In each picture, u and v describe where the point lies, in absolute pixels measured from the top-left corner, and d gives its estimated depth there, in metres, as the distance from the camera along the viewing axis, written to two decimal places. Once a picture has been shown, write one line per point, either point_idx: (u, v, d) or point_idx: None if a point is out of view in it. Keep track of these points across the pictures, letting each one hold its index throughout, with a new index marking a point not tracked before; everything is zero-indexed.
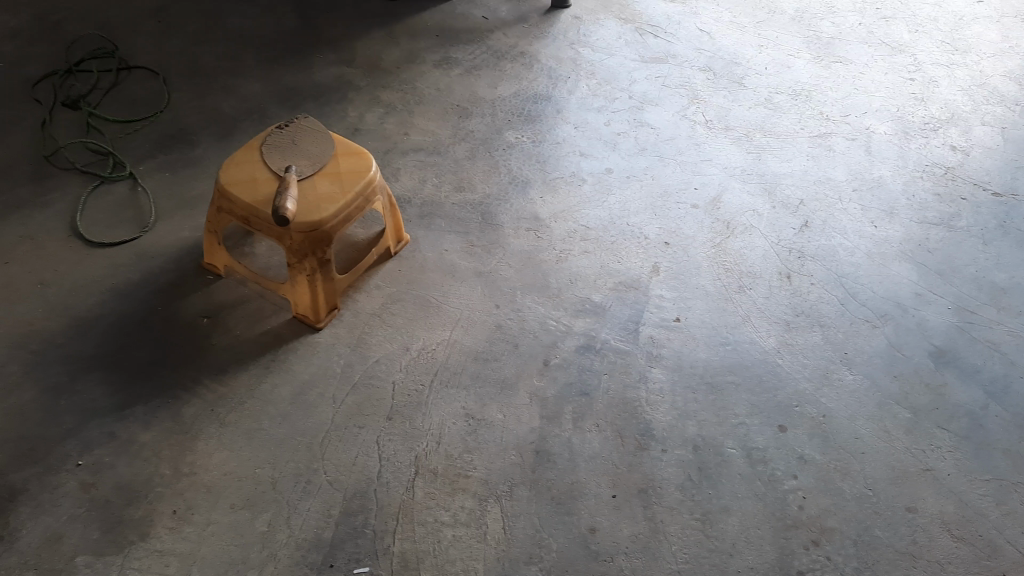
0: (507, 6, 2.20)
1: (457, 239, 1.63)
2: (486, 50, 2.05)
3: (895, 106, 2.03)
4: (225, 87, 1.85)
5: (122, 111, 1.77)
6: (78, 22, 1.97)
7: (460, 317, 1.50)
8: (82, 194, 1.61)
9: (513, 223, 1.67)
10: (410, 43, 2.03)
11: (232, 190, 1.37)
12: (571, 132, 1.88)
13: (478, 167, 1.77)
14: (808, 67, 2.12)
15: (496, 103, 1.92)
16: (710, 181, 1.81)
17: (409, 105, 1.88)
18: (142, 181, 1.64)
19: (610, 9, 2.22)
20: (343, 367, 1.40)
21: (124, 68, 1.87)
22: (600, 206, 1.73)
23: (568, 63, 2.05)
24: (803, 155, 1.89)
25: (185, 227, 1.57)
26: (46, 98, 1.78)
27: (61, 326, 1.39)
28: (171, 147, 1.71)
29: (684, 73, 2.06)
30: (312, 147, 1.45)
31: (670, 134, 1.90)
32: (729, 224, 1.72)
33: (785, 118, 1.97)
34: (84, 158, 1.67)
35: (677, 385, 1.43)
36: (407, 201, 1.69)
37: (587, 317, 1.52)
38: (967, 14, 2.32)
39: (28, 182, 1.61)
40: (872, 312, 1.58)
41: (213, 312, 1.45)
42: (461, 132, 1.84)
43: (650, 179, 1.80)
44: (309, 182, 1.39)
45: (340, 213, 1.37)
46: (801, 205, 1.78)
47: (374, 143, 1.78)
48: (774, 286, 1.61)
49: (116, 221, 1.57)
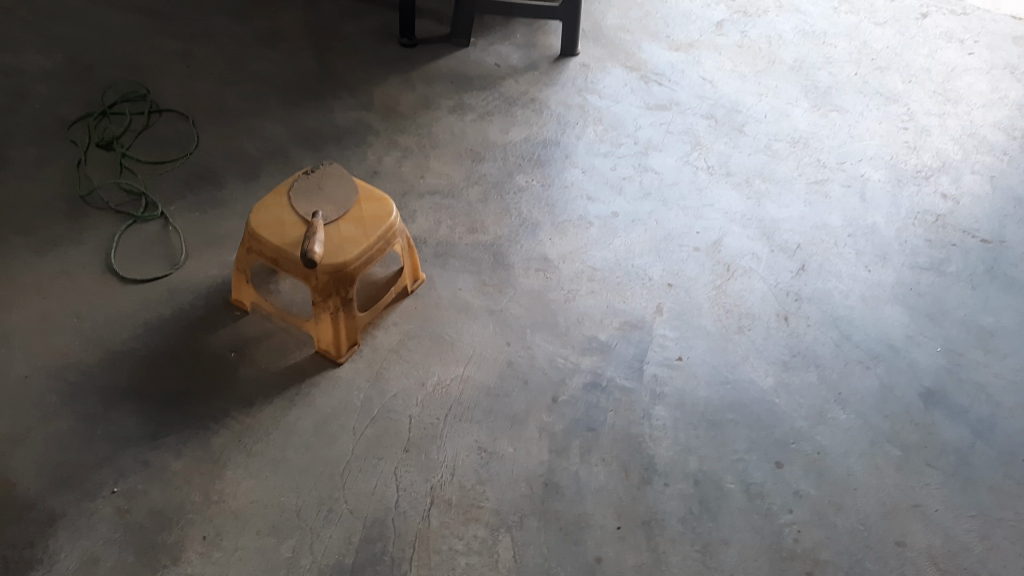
0: (518, 53, 2.30)
1: (470, 279, 1.71)
2: (498, 96, 2.14)
3: (889, 154, 2.12)
4: (251, 130, 1.94)
5: (153, 152, 1.86)
6: (109, 63, 2.06)
7: (473, 354, 1.57)
8: (116, 232, 1.69)
9: (523, 264, 1.76)
10: (426, 89, 2.13)
11: (262, 233, 1.45)
12: (579, 177, 1.97)
13: (491, 209, 1.86)
14: (805, 115, 2.21)
15: (508, 148, 2.01)
16: (711, 225, 1.89)
17: (425, 149, 1.97)
18: (173, 220, 1.73)
19: (617, 57, 2.32)
20: (362, 401, 1.47)
21: (155, 110, 1.96)
22: (605, 247, 1.81)
23: (576, 110, 2.14)
24: (800, 201, 1.97)
25: (213, 264, 1.66)
26: (81, 138, 1.87)
27: (97, 359, 1.47)
28: (200, 188, 1.80)
29: (686, 120, 2.15)
30: (337, 192, 1.54)
31: (673, 179, 1.99)
32: (729, 266, 1.81)
33: (782, 165, 2.06)
34: (118, 197, 1.76)
35: (679, 422, 1.51)
36: (423, 241, 1.78)
37: (594, 355, 1.60)
38: (959, 64, 2.42)
39: (64, 220, 1.70)
40: (864, 353, 1.66)
41: (239, 347, 1.53)
42: (474, 175, 1.93)
43: (654, 223, 1.88)
44: (334, 226, 1.48)
45: (362, 255, 1.45)
46: (798, 249, 1.86)
47: (392, 185, 1.87)
48: (772, 327, 1.69)
49: (148, 258, 1.65)
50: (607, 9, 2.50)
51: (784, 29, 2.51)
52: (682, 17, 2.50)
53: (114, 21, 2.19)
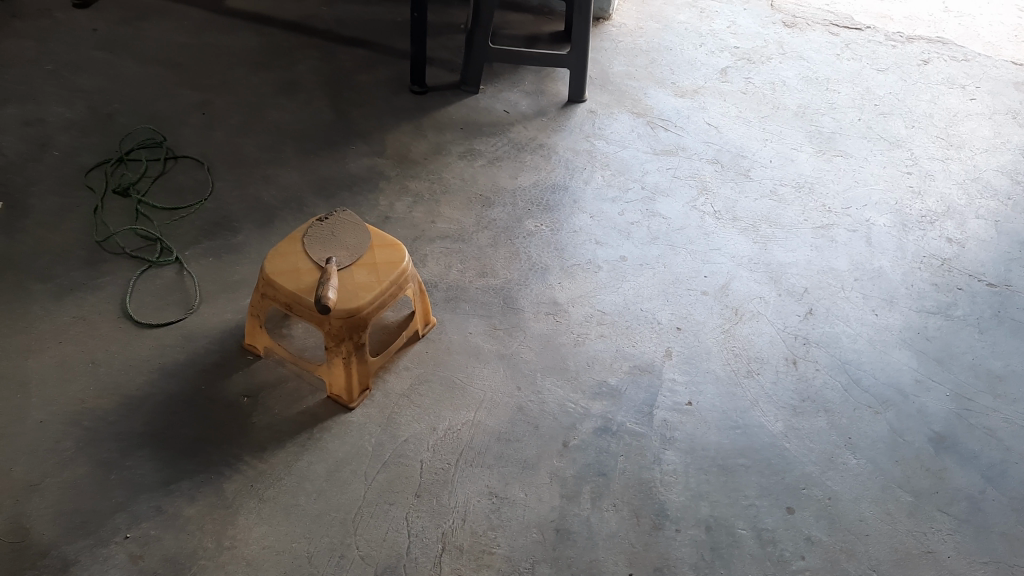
0: (527, 99, 2.34)
1: (480, 322, 1.73)
2: (507, 142, 2.18)
3: (893, 199, 2.14)
4: (265, 177, 1.97)
5: (169, 198, 1.90)
6: (127, 111, 2.10)
7: (484, 399, 1.58)
8: (132, 278, 1.71)
9: (533, 307, 1.77)
10: (437, 135, 2.17)
11: (276, 279, 1.48)
12: (588, 222, 1.98)
13: (501, 254, 1.88)
14: (810, 160, 2.24)
15: (517, 193, 2.04)
16: (719, 269, 1.91)
17: (436, 194, 2.00)
18: (188, 266, 1.75)
19: (624, 103, 2.36)
20: (374, 446, 1.48)
21: (171, 157, 1.99)
22: (614, 291, 1.83)
23: (584, 155, 2.17)
24: (806, 246, 1.99)
25: (228, 310, 1.68)
26: (99, 185, 1.90)
27: (113, 405, 1.49)
28: (215, 234, 1.82)
29: (693, 165, 2.18)
30: (350, 238, 1.57)
31: (681, 224, 2.01)
32: (737, 310, 1.82)
33: (789, 210, 2.08)
34: (134, 243, 1.79)
35: (690, 466, 1.51)
36: (434, 285, 1.79)
37: (604, 400, 1.61)
38: (961, 110, 2.45)
39: (81, 266, 1.72)
40: (873, 398, 1.67)
41: (253, 392, 1.54)
42: (484, 220, 1.95)
43: (662, 267, 1.90)
44: (347, 271, 1.50)
45: (375, 301, 1.47)
46: (806, 293, 1.88)
47: (403, 230, 1.89)
48: (781, 371, 1.70)
49: (164, 303, 1.67)
50: (613, 56, 2.53)
51: (788, 76, 2.53)
52: (687, 64, 2.53)
53: (132, 70, 2.23)
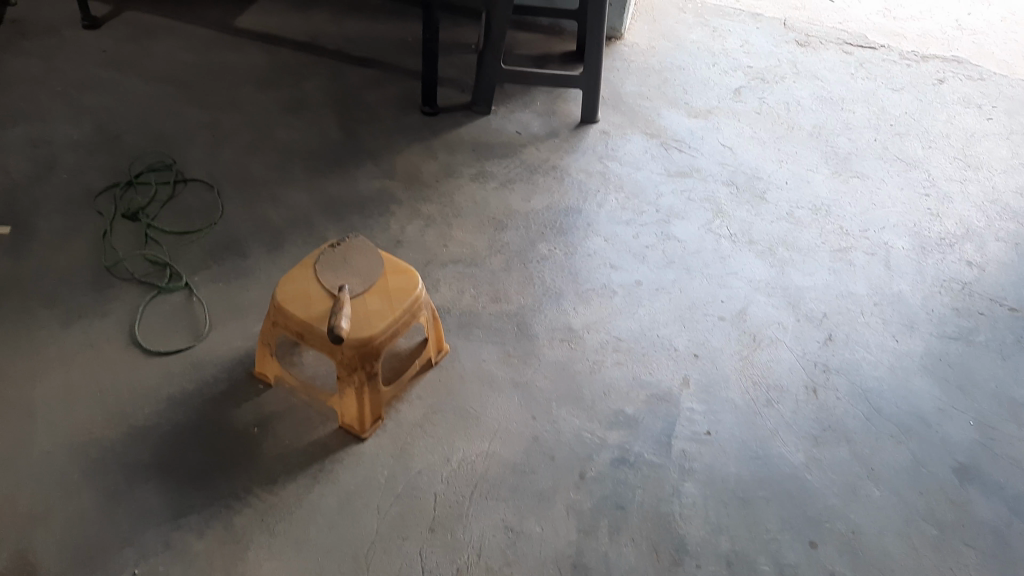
0: (539, 120, 2.31)
1: (494, 349, 1.70)
2: (520, 163, 2.15)
3: (911, 222, 2.11)
4: (275, 199, 1.95)
5: (178, 221, 1.87)
6: (135, 132, 2.08)
7: (498, 428, 1.55)
8: (140, 303, 1.69)
9: (548, 334, 1.74)
10: (448, 156, 2.14)
11: (288, 307, 1.45)
12: (602, 245, 1.95)
13: (514, 278, 1.85)
14: (826, 182, 2.21)
15: (530, 216, 2.01)
16: (736, 294, 1.88)
17: (448, 217, 1.97)
18: (197, 291, 1.73)
19: (637, 124, 2.33)
20: (387, 478, 1.45)
21: (180, 179, 1.97)
22: (629, 317, 1.80)
23: (597, 177, 2.14)
24: (824, 269, 1.96)
25: (237, 336, 1.65)
26: (107, 207, 1.88)
27: (120, 434, 1.46)
28: (224, 258, 1.80)
29: (708, 187, 2.15)
30: (363, 264, 1.54)
31: (696, 247, 1.98)
32: (755, 337, 1.79)
33: (805, 233, 2.05)
34: (142, 267, 1.76)
35: (709, 499, 1.48)
36: (446, 310, 1.77)
37: (621, 429, 1.57)
38: (978, 130, 2.42)
39: (89, 291, 1.70)
40: (896, 426, 1.63)
41: (263, 421, 1.52)
42: (497, 244, 1.92)
43: (678, 292, 1.87)
44: (360, 299, 1.48)
45: (388, 329, 1.45)
46: (824, 318, 1.85)
47: (415, 255, 1.87)
48: (801, 400, 1.67)
49: (172, 330, 1.65)
50: (625, 76, 2.51)
51: (802, 96, 2.50)
52: (700, 84, 2.50)
53: (140, 90, 2.21)
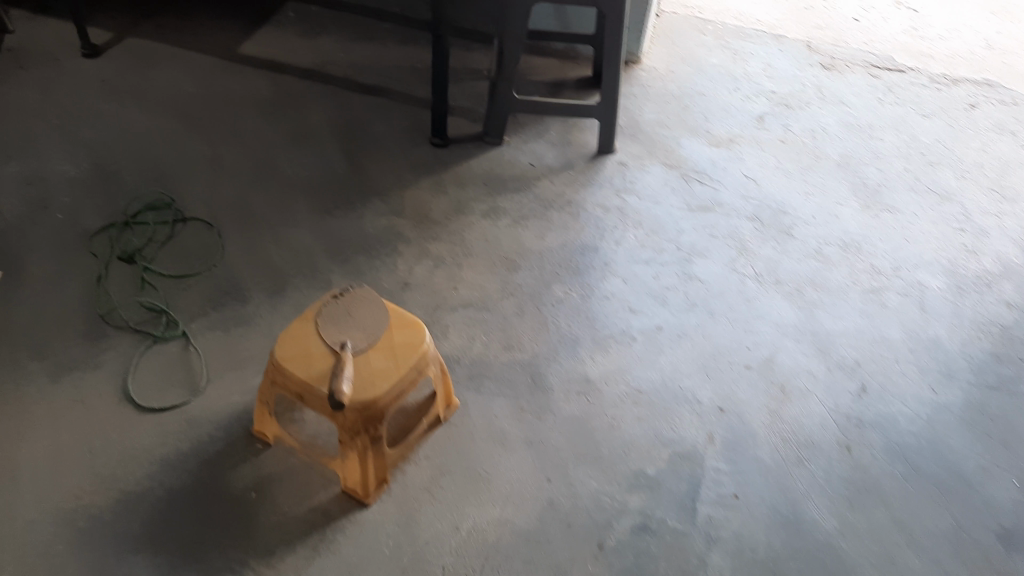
0: (553, 150, 2.22)
1: (506, 403, 1.60)
2: (533, 198, 2.06)
3: (946, 259, 2.00)
4: (277, 239, 1.87)
5: (176, 264, 1.79)
6: (133, 168, 2.00)
7: (511, 493, 1.46)
8: (135, 354, 1.61)
9: (564, 386, 1.64)
10: (458, 191, 2.05)
11: (286, 366, 1.37)
12: (620, 287, 1.86)
13: (528, 324, 1.75)
14: (855, 216, 2.10)
15: (544, 255, 1.91)
16: (763, 339, 1.77)
17: (458, 257, 1.88)
18: (195, 340, 1.64)
19: (656, 154, 2.23)
20: (392, 549, 1.35)
21: (180, 218, 1.88)
22: (650, 366, 1.69)
23: (615, 212, 2.05)
24: (855, 312, 1.86)
25: (235, 391, 1.56)
26: (102, 250, 1.80)
27: (110, 501, 1.37)
28: (223, 304, 1.71)
29: (732, 222, 2.05)
30: (367, 317, 1.45)
31: (720, 288, 1.88)
32: (784, 388, 1.68)
33: (835, 272, 1.95)
34: (138, 314, 1.68)
35: (737, 571, 1.37)
36: (456, 360, 1.67)
37: (642, 492, 1.47)
38: (1013, 159, 2.31)
39: (81, 341, 1.62)
40: (936, 488, 1.53)
41: (261, 486, 1.42)
42: (509, 286, 1.83)
43: (702, 338, 1.76)
44: (363, 356, 1.38)
45: (393, 389, 1.36)
46: (857, 367, 1.74)
47: (423, 299, 1.78)
48: (834, 459, 1.56)
49: (168, 384, 1.56)
50: (643, 103, 2.41)
51: (829, 122, 2.39)
52: (722, 110, 2.40)
53: (140, 122, 2.13)
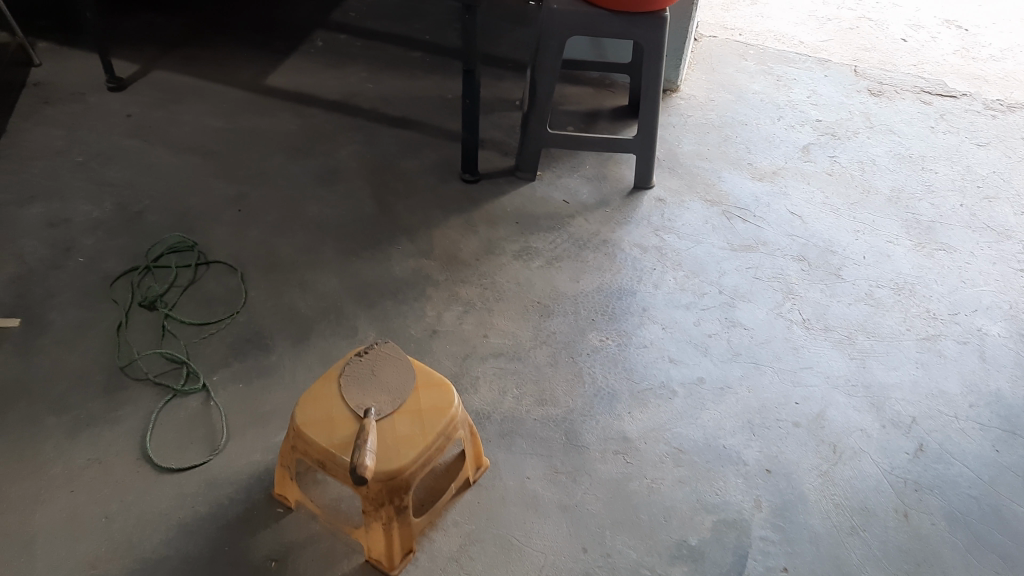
0: (588, 186, 2.13)
1: (540, 463, 1.52)
2: (567, 237, 1.97)
3: (1007, 302, 1.88)
4: (303, 283, 1.80)
5: (198, 311, 1.73)
6: (158, 209, 1.95)
7: (544, 564, 1.37)
8: (154, 409, 1.55)
9: (600, 444, 1.55)
10: (489, 231, 1.97)
11: (307, 432, 1.30)
12: (659, 334, 1.77)
13: (562, 375, 1.67)
14: (908, 256, 1.99)
15: (579, 299, 1.83)
16: (812, 393, 1.67)
17: (489, 302, 1.80)
18: (215, 393, 1.58)
19: (696, 189, 2.14)
20: None
21: (203, 262, 1.83)
22: (692, 423, 1.60)
23: (653, 252, 1.96)
24: (910, 362, 1.75)
25: (256, 449, 1.50)
26: (123, 296, 1.75)
27: (123, 569, 1.31)
28: (246, 354, 1.65)
29: (777, 263, 1.95)
30: (393, 378, 1.38)
31: (765, 336, 1.78)
32: (836, 448, 1.58)
33: (888, 317, 1.84)
34: (158, 365, 1.62)
35: None
36: (487, 416, 1.59)
37: (684, 564, 1.38)
38: None
39: (100, 394, 1.56)
40: (1002, 561, 1.41)
41: (281, 554, 1.35)
42: (542, 334, 1.75)
43: (746, 392, 1.67)
44: (388, 421, 1.31)
45: (419, 458, 1.28)
46: (913, 424, 1.63)
47: (452, 348, 1.70)
48: (891, 527, 1.46)
49: (187, 441, 1.50)
50: (682, 133, 2.32)
51: (878, 153, 2.28)
52: (765, 141, 2.30)
53: (165, 160, 2.09)
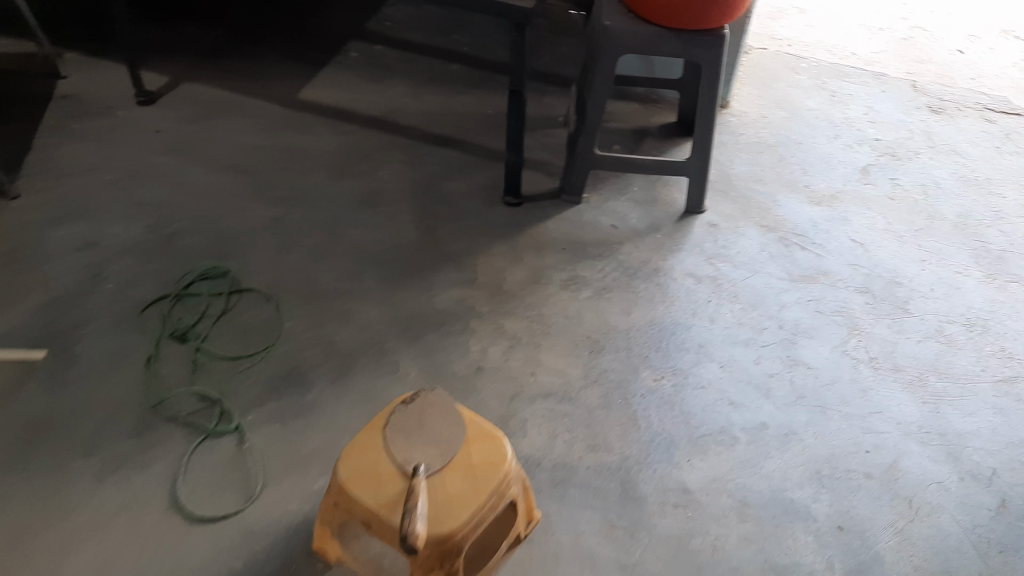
0: (637, 210, 2.03)
1: (594, 517, 1.42)
2: (617, 266, 1.87)
3: None
4: (341, 314, 1.72)
5: (232, 343, 1.65)
6: (191, 232, 1.87)
7: None
8: (186, 452, 1.46)
9: (658, 497, 1.45)
10: (535, 258, 1.87)
11: (352, 489, 1.21)
12: (717, 373, 1.66)
13: (616, 418, 1.57)
14: (979, 289, 1.87)
15: (631, 334, 1.73)
16: (884, 441, 1.56)
17: (536, 336, 1.71)
18: (250, 435, 1.49)
19: (750, 215, 2.03)
20: None
21: (236, 290, 1.75)
22: (756, 473, 1.50)
23: (708, 282, 1.85)
24: (987, 408, 1.63)
25: (294, 497, 1.41)
26: (153, 327, 1.66)
27: None
28: (283, 391, 1.57)
29: (840, 295, 1.84)
30: (442, 428, 1.27)
31: (831, 377, 1.67)
32: (912, 503, 1.47)
33: (961, 357, 1.72)
34: (190, 404, 1.54)
35: None
36: (537, 463, 1.49)
37: None
38: None
39: (129, 435, 1.48)
40: None
41: None
42: (593, 373, 1.65)
43: (813, 440, 1.56)
44: (438, 478, 1.21)
45: (472, 519, 1.18)
46: (994, 477, 1.52)
47: (499, 387, 1.61)
48: None
49: (221, 488, 1.41)
50: (734, 153, 2.21)
51: (941, 176, 2.16)
52: (821, 162, 2.19)
53: (197, 179, 2.01)
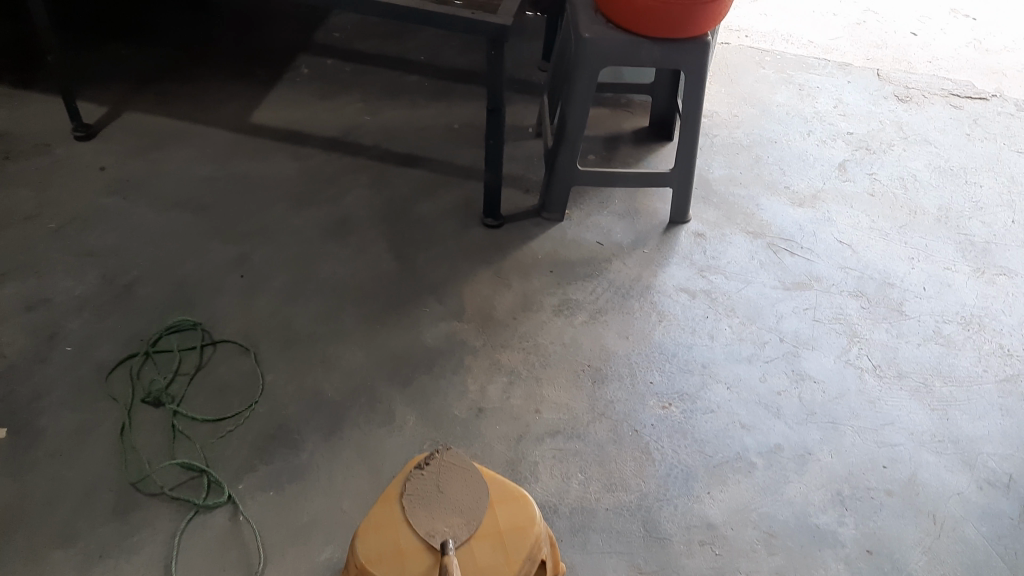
0: (620, 224, 1.96)
1: (621, 564, 1.34)
2: (608, 285, 1.80)
3: None
4: (326, 360, 1.61)
5: (211, 403, 1.53)
6: (152, 281, 1.73)
7: None
8: (176, 531, 1.34)
9: (683, 535, 1.39)
10: (523, 283, 1.79)
11: (374, 570, 1.10)
12: (725, 395, 1.61)
13: (629, 453, 1.50)
14: (970, 285, 1.86)
15: (632, 359, 1.66)
16: (899, 454, 1.53)
17: (535, 369, 1.63)
18: (244, 505, 1.38)
19: (735, 221, 1.98)
20: None
21: (208, 343, 1.62)
22: (778, 500, 1.45)
23: (702, 296, 1.80)
24: (994, 410, 1.61)
25: (300, 571, 1.30)
26: (123, 393, 1.53)
27: None
28: (273, 452, 1.46)
29: (835, 301, 1.81)
30: (463, 493, 1.18)
31: (838, 390, 1.63)
32: (936, 518, 1.43)
33: (962, 358, 1.71)
34: (174, 477, 1.42)
35: None
36: (553, 509, 1.41)
37: None
38: None
39: (110, 518, 1.35)
40: None
41: None
42: (599, 405, 1.58)
43: (830, 458, 1.52)
44: (466, 549, 1.12)
45: None
46: (1012, 482, 1.50)
47: (503, 428, 1.52)
48: None
49: (219, 568, 1.30)
50: (711, 156, 2.17)
51: (917, 167, 2.15)
52: (798, 160, 2.16)
53: (151, 220, 1.87)
